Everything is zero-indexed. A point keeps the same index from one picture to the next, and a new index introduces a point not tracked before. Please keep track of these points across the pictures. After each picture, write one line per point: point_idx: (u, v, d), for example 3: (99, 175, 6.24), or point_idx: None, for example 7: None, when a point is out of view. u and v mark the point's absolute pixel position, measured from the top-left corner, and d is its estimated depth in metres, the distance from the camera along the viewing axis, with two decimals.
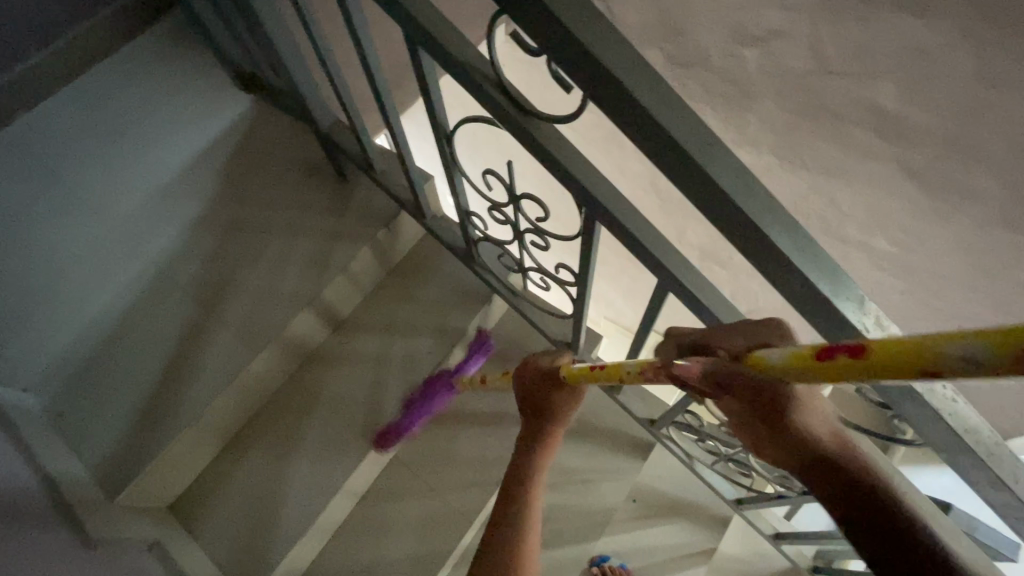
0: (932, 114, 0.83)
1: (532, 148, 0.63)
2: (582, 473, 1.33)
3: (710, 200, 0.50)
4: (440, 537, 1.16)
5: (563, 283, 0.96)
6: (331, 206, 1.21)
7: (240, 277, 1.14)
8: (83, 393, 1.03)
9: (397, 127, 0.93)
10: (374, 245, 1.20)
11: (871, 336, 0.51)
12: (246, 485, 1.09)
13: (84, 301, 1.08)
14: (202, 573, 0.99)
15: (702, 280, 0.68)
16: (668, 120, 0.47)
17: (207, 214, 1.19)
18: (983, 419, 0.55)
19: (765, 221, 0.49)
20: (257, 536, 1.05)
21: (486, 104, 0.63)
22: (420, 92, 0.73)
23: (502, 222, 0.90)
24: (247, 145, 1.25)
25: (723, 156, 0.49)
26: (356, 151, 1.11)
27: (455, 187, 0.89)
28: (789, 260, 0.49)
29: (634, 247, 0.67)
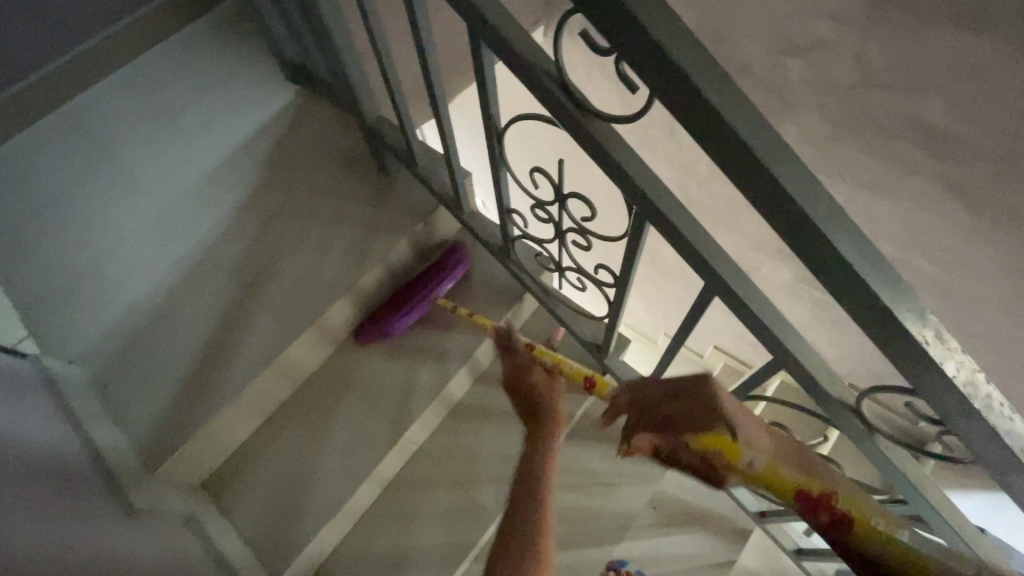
0: (980, 132, 0.82)
1: (589, 147, 0.64)
2: (605, 476, 1.33)
3: (773, 203, 0.50)
4: (462, 530, 1.17)
5: (601, 284, 0.96)
6: (372, 198, 1.23)
7: (280, 264, 1.16)
8: (127, 367, 1.06)
9: (444, 121, 0.95)
10: (411, 238, 1.22)
11: (931, 348, 0.51)
12: (277, 467, 1.11)
13: (131, 278, 1.11)
14: (233, 550, 1.00)
15: (750, 285, 0.68)
16: (737, 122, 0.48)
17: (252, 200, 1.21)
18: None
19: (829, 226, 0.49)
20: (285, 517, 1.07)
21: (547, 101, 0.64)
22: (476, 87, 0.75)
23: (545, 219, 0.91)
24: (291, 133, 1.27)
25: (789, 159, 0.49)
26: (401, 144, 1.13)
27: (501, 182, 0.91)
28: (850, 266, 0.49)
29: (685, 249, 0.67)
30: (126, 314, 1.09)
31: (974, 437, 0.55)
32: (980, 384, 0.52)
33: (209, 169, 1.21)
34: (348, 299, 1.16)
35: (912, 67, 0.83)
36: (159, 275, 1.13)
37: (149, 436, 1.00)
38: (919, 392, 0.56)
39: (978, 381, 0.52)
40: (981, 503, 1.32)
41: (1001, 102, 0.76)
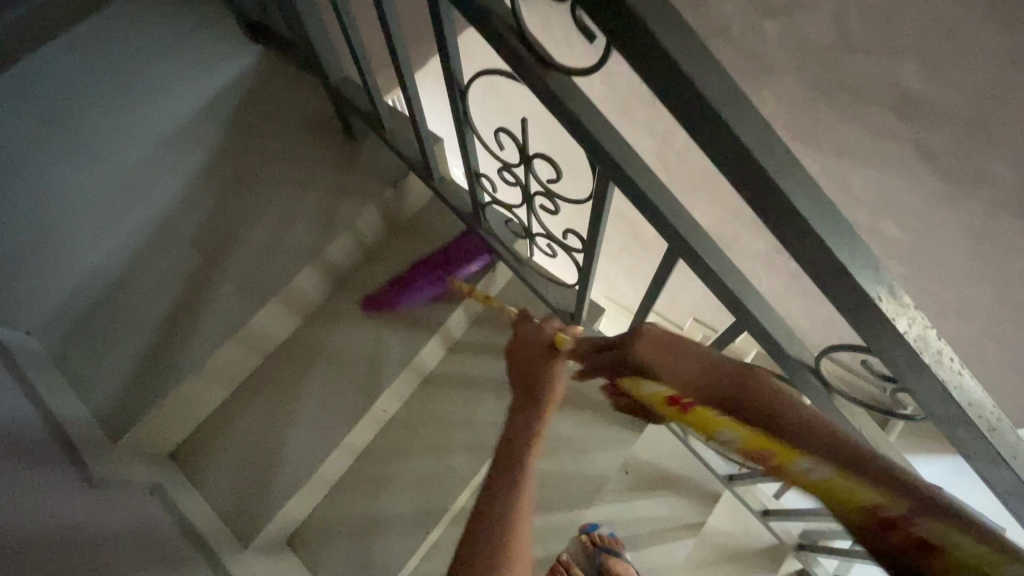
0: (953, 94, 0.81)
1: (551, 103, 0.62)
2: (580, 442, 1.32)
3: (730, 158, 0.49)
4: (437, 496, 1.19)
5: (570, 250, 0.95)
6: (339, 163, 1.20)
7: (244, 232, 1.13)
8: (86, 340, 1.03)
9: (410, 81, 0.91)
10: (381, 204, 1.19)
11: (884, 306, 0.51)
12: (247, 435, 1.11)
13: (87, 247, 1.07)
14: (203, 517, 1.00)
15: (714, 246, 0.68)
16: (696, 72, 0.47)
17: (215, 166, 1.17)
18: (987, 393, 0.55)
19: (785, 180, 0.48)
20: (256, 485, 1.06)
21: (506, 55, 0.62)
22: (436, 44, 0.71)
23: (512, 183, 0.89)
24: (255, 97, 1.23)
25: (750, 112, 0.48)
26: (366, 107, 1.09)
27: (466, 145, 0.88)
28: (806, 221, 0.49)
29: (649, 209, 0.66)
30: (84, 284, 1.06)
31: (924, 392, 0.56)
32: (931, 340, 0.53)
33: (168, 135, 1.16)
34: (317, 267, 1.14)
35: (887, 29, 0.82)
36: (116, 243, 1.09)
37: (113, 407, 0.98)
38: (873, 349, 0.56)
39: (930, 337, 0.53)
40: (941, 465, 1.38)
41: (977, 63, 0.76)
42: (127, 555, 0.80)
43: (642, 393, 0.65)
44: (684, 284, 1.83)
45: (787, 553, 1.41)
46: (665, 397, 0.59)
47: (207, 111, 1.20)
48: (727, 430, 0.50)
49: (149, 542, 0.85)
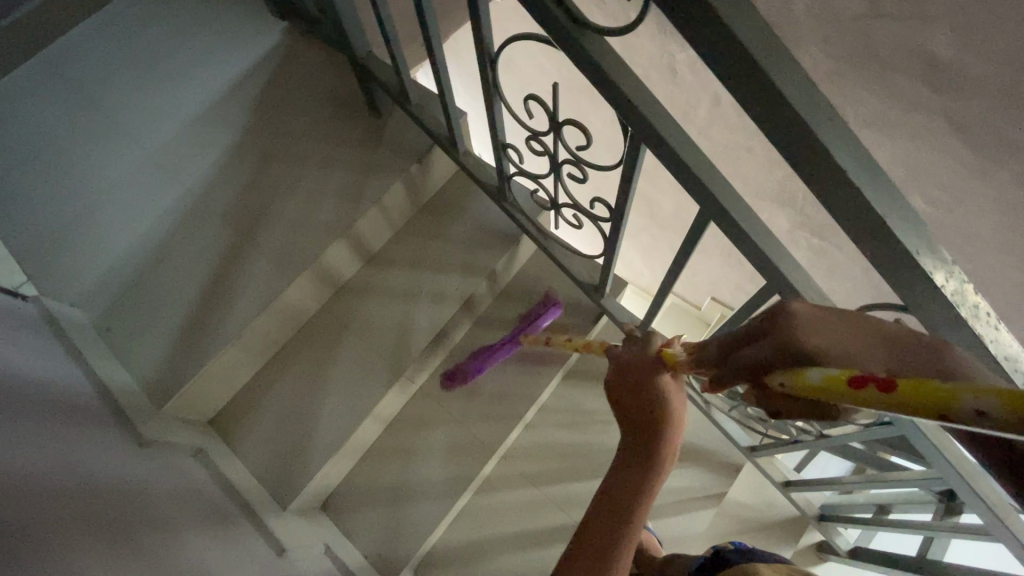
0: (988, 61, 0.79)
1: (584, 65, 0.63)
2: (602, 415, 1.34)
3: (768, 112, 0.50)
4: (464, 465, 1.22)
5: (597, 219, 0.95)
6: (365, 139, 1.21)
7: (274, 208, 1.15)
8: (128, 311, 1.07)
9: (438, 54, 0.91)
10: (406, 179, 1.21)
11: (921, 259, 0.51)
12: (281, 404, 1.14)
13: (127, 221, 1.10)
14: (242, 480, 1.04)
15: (746, 208, 0.68)
16: (737, 24, 0.47)
17: (244, 143, 1.20)
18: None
19: (825, 131, 0.48)
20: (291, 452, 1.10)
21: (541, 18, 0.62)
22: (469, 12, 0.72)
23: (541, 152, 0.89)
24: (281, 75, 1.24)
25: (790, 66, 0.48)
26: (392, 82, 1.10)
27: (494, 115, 0.89)
28: (844, 173, 0.49)
29: (683, 173, 0.67)
30: (122, 258, 1.09)
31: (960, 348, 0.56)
32: (968, 295, 0.53)
33: (198, 113, 1.19)
34: (345, 242, 1.16)
35: None
36: (153, 219, 1.12)
37: (156, 375, 1.02)
38: (909, 307, 0.56)
39: (967, 291, 0.53)
40: None
41: (1013, 27, 0.74)
42: (175, 511, 0.84)
43: (805, 386, 0.40)
44: (704, 263, 1.83)
45: (808, 524, 1.42)
46: (844, 378, 0.36)
47: (235, 89, 1.22)
48: (941, 407, 0.29)
49: (191, 502, 0.89)
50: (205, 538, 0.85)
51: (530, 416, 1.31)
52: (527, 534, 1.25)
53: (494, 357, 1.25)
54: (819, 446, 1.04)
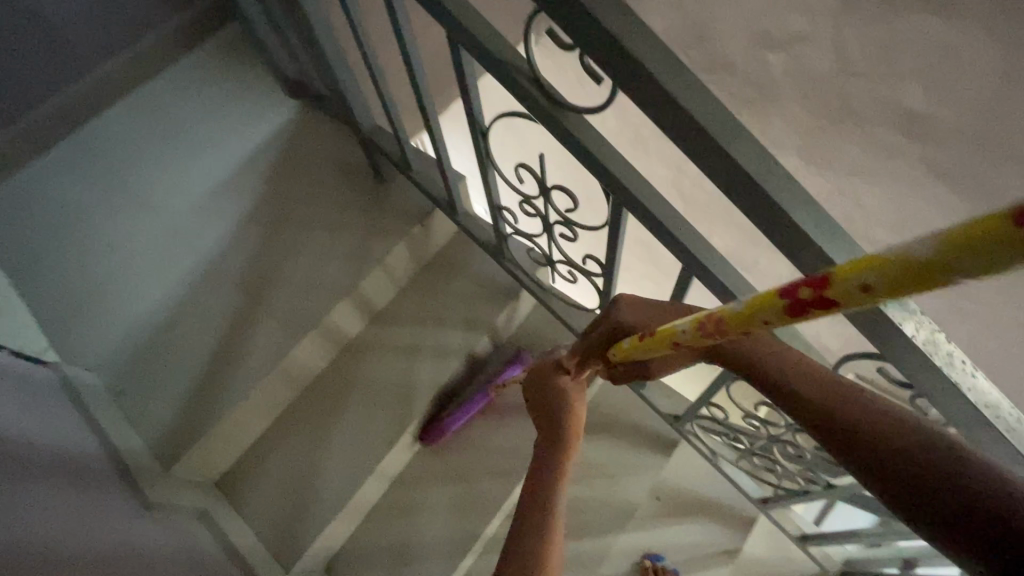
0: (958, 113, 0.85)
1: (565, 139, 0.68)
2: (607, 468, 1.34)
3: (732, 179, 0.54)
4: (471, 522, 1.21)
5: (590, 275, 0.98)
6: (370, 204, 1.29)
7: (282, 271, 1.21)
8: (139, 374, 1.11)
9: (436, 128, 0.99)
10: (409, 240, 1.27)
11: (889, 310, 0.54)
12: (285, 464, 1.15)
13: (147, 290, 1.18)
14: (247, 543, 1.04)
15: (725, 264, 0.71)
16: (693, 105, 0.52)
17: (256, 211, 1.27)
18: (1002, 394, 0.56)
19: (783, 196, 0.52)
20: (295, 513, 1.10)
21: (524, 100, 0.68)
22: (461, 93, 0.80)
23: (533, 214, 0.94)
24: (293, 147, 1.33)
25: (747, 139, 0.53)
26: (395, 151, 1.18)
27: (489, 180, 0.94)
28: (806, 233, 0.52)
29: (662, 234, 0.71)
30: (139, 324, 1.15)
31: (941, 395, 0.57)
32: (940, 343, 0.55)
33: (216, 186, 1.28)
34: (350, 301, 1.21)
35: (890, 54, 0.88)
36: (169, 285, 1.18)
37: (164, 437, 1.05)
38: (886, 356, 0.58)
39: (938, 340, 0.55)
40: None
41: (978, 81, 0.81)
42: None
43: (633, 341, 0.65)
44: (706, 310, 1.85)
45: None
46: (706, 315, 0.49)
47: (250, 162, 1.31)
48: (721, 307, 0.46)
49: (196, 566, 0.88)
50: None
51: None
52: None
53: (467, 412, 1.25)
54: (828, 497, 1.03)
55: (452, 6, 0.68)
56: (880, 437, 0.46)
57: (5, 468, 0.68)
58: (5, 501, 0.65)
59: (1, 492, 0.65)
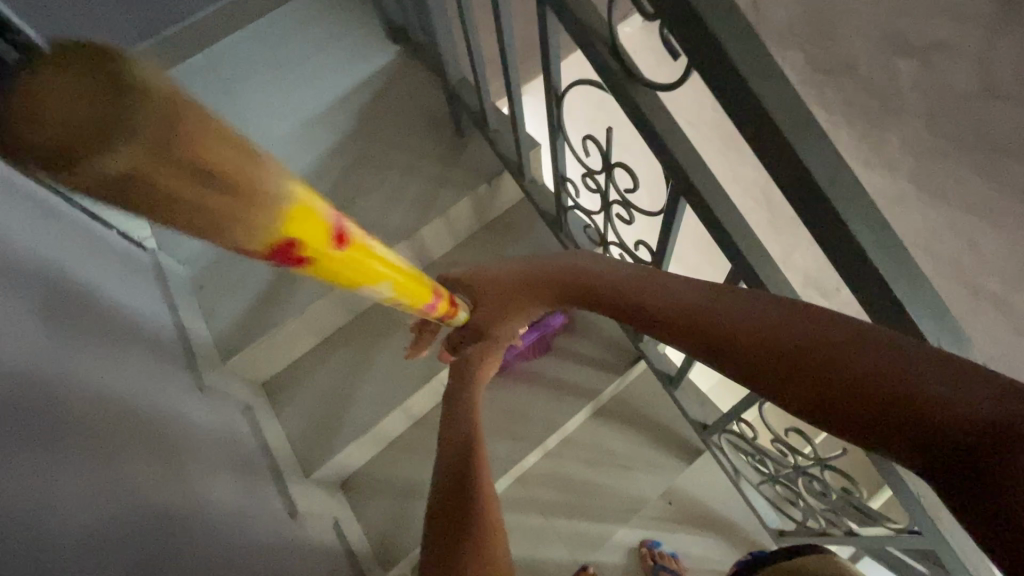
0: None
1: (632, 113, 0.66)
2: (624, 461, 1.32)
3: (792, 180, 0.50)
4: None
5: (639, 262, 0.95)
6: (444, 155, 1.32)
7: (352, 206, 1.28)
8: (215, 273, 1.24)
9: (515, 86, 0.98)
10: (474, 197, 1.30)
11: (944, 354, 0.48)
12: (324, 381, 1.25)
13: None
14: (278, 443, 1.15)
15: (776, 273, 0.67)
16: (766, 92, 0.48)
17: (340, 145, 1.34)
18: None
19: (847, 208, 0.47)
20: (323, 427, 1.20)
21: (598, 67, 0.67)
22: (540, 53, 0.78)
23: (593, 189, 0.92)
24: (384, 88, 1.38)
25: (819, 138, 0.48)
26: (475, 107, 1.19)
27: (555, 148, 0.94)
28: (866, 255, 0.47)
29: (716, 230, 0.68)
30: None
31: None
32: None
33: (311, 116, 1.36)
34: (407, 245, 1.27)
35: None
36: None
37: (226, 333, 1.17)
38: None
39: None
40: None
41: None
42: (212, 450, 0.92)
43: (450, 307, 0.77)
44: None
45: None
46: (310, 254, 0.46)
47: (342, 97, 1.38)
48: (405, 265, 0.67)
49: (230, 449, 0.97)
50: (234, 482, 0.92)
51: (553, 444, 1.31)
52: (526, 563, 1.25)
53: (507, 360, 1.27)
54: (849, 545, 0.97)
55: None
56: (867, 386, 0.41)
57: (85, 325, 0.79)
58: (79, 351, 0.75)
59: (79, 343, 0.75)
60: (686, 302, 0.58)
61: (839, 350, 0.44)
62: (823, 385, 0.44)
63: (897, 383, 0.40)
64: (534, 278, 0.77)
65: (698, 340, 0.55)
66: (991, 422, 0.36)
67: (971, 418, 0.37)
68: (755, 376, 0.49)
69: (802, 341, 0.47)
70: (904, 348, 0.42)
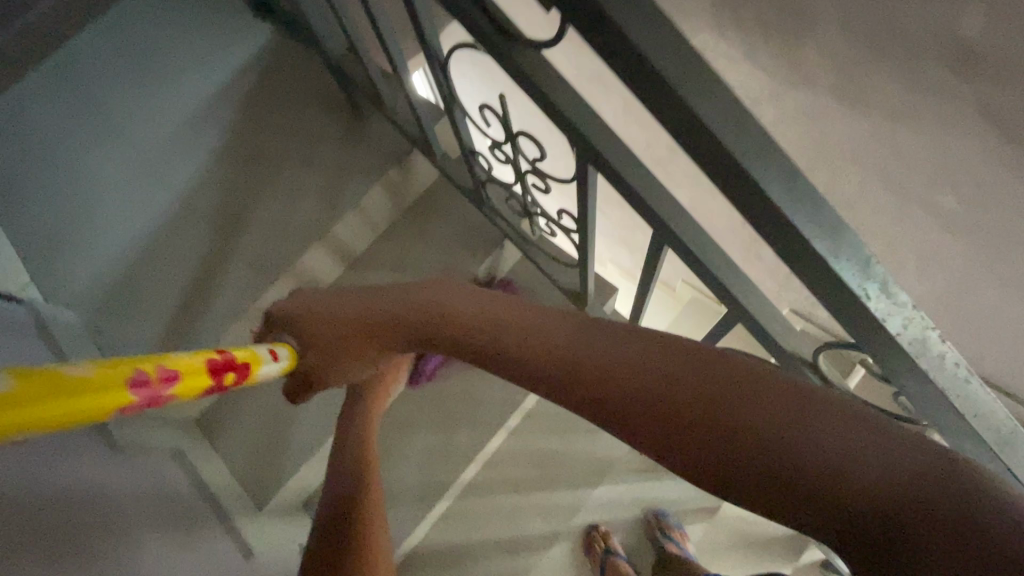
0: None
1: (518, 79, 0.58)
2: (590, 423, 1.32)
3: (693, 139, 0.44)
4: (443, 471, 1.22)
5: (566, 230, 0.89)
6: (346, 141, 1.21)
7: (256, 212, 1.19)
8: (113, 314, 1.12)
9: (399, 56, 0.87)
10: (387, 183, 1.21)
11: (872, 303, 0.45)
12: (262, 404, 1.17)
13: (118, 228, 1.14)
14: (222, 481, 1.08)
15: (694, 232, 0.64)
16: (649, 42, 0.41)
17: (228, 147, 1.20)
18: (987, 389, 0.49)
19: (755, 166, 0.42)
20: (268, 455, 1.14)
21: (471, 29, 0.58)
22: (411, 17, 0.68)
23: (503, 161, 0.85)
24: (265, 73, 1.23)
25: (715, 87, 0.42)
26: (366, 82, 1.07)
27: (455, 121, 0.84)
28: (779, 212, 0.43)
29: (630, 194, 0.62)
30: (111, 262, 1.13)
31: (920, 397, 0.50)
32: (931, 342, 0.47)
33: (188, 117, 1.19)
34: (323, 247, 1.19)
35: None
36: (141, 224, 1.15)
37: None
38: (863, 349, 0.51)
39: (930, 339, 0.47)
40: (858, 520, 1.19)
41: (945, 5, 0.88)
42: (142, 511, 0.83)
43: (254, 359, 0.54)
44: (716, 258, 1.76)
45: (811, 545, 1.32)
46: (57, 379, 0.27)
47: (219, 91, 1.21)
48: (82, 363, 0.29)
49: (163, 504, 0.89)
50: (172, 540, 0.84)
51: (515, 421, 1.28)
52: (507, 542, 1.25)
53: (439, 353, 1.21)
54: None
55: None
56: (811, 455, 0.34)
57: None
58: None
59: None
60: (559, 337, 0.46)
61: (732, 403, 0.38)
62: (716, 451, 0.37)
63: (812, 440, 0.34)
64: (368, 305, 0.60)
65: (568, 389, 0.43)
66: (909, 483, 0.32)
67: (882, 483, 0.32)
68: (638, 433, 0.40)
69: (732, 401, 0.37)
70: (838, 410, 0.36)
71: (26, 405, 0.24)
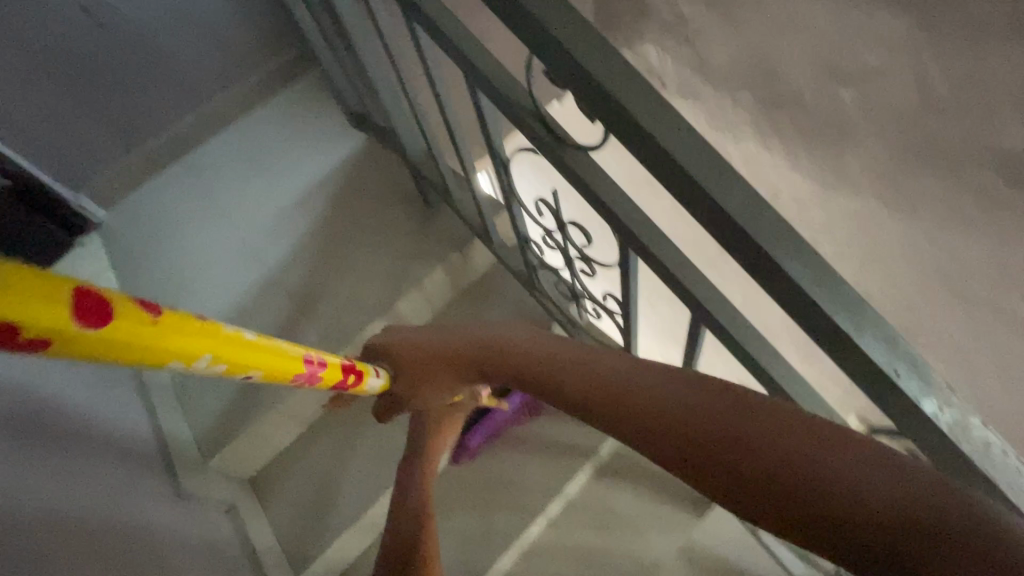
0: None
1: (568, 175, 0.68)
2: (634, 519, 1.25)
3: (718, 225, 0.50)
4: (478, 555, 1.19)
5: (610, 312, 0.95)
6: (416, 229, 1.37)
7: (332, 288, 1.33)
8: None
9: (468, 158, 1.01)
10: (448, 266, 1.33)
11: (902, 382, 0.46)
12: (312, 467, 1.22)
13: (216, 296, 1.32)
14: (265, 542, 1.11)
15: (731, 313, 0.67)
16: (675, 146, 0.49)
17: (315, 231, 1.38)
18: None
19: (776, 248, 0.47)
20: (311, 520, 1.16)
21: (530, 136, 0.69)
22: (481, 127, 0.81)
23: (554, 247, 0.93)
24: (354, 170, 1.43)
25: (735, 183, 0.48)
26: (438, 180, 1.23)
27: (512, 212, 0.95)
28: (801, 291, 0.47)
29: (667, 276, 0.68)
30: None
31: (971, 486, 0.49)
32: (972, 427, 0.47)
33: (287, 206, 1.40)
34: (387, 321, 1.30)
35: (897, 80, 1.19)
36: (234, 293, 1.32)
37: (207, 432, 1.16)
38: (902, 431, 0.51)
39: (970, 423, 0.47)
40: None
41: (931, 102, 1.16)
42: (189, 559, 0.88)
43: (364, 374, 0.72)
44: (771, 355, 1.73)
45: None
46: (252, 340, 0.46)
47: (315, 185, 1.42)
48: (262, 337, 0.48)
49: (208, 555, 0.93)
50: None
51: (554, 510, 1.25)
52: None
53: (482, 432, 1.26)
54: None
55: (466, 50, 0.71)
56: (807, 475, 0.32)
57: (58, 442, 0.77)
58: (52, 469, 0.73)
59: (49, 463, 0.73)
60: (593, 370, 0.49)
61: (732, 420, 0.37)
62: (732, 468, 0.35)
63: (813, 461, 0.33)
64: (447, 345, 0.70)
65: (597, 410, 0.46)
66: (922, 514, 0.29)
67: (888, 504, 0.30)
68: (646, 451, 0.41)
69: (731, 421, 0.37)
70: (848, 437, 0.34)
71: (241, 352, 0.44)
